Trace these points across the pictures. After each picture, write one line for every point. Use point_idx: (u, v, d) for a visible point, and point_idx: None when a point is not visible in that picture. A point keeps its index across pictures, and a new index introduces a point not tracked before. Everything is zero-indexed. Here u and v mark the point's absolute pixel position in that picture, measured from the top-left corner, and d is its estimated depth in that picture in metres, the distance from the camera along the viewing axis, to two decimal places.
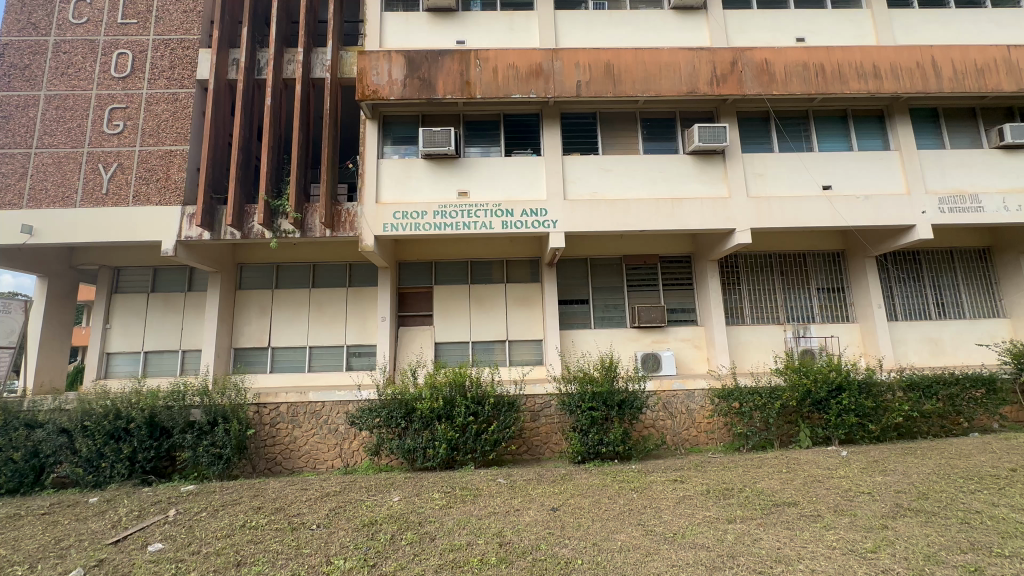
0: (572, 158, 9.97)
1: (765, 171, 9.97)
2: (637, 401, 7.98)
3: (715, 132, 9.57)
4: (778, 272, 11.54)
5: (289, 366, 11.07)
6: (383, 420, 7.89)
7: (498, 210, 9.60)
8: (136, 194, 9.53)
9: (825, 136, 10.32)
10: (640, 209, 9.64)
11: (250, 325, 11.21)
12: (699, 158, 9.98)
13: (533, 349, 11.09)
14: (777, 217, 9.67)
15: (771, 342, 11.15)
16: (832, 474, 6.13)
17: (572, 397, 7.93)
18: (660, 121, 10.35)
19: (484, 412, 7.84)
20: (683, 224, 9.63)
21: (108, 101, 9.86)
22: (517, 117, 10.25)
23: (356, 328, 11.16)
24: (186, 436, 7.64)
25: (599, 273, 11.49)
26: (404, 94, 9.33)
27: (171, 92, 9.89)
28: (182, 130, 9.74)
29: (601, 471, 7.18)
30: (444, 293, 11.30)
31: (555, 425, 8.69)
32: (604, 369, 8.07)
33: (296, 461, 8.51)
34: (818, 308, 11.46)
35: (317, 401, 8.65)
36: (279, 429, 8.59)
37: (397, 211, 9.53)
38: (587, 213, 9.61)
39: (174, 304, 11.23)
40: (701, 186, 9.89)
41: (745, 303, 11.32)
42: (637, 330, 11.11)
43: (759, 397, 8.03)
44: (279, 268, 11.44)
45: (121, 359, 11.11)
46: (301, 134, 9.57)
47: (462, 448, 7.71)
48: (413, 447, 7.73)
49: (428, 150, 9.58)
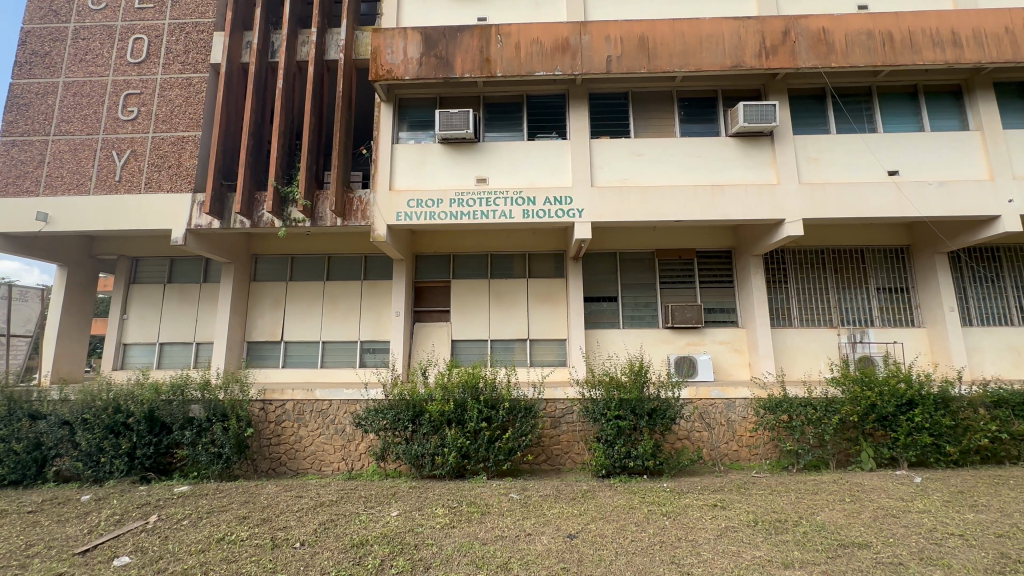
0: (601, 142, 9.14)
1: (821, 154, 8.86)
2: (671, 411, 7.11)
3: (763, 111, 8.56)
4: (831, 270, 10.37)
5: (301, 362, 10.68)
6: (390, 422, 7.31)
7: (519, 198, 8.87)
8: (148, 181, 9.29)
9: (890, 115, 9.10)
10: (677, 197, 8.71)
11: (264, 318, 10.88)
12: (743, 141, 8.97)
13: (555, 350, 10.31)
14: (834, 206, 8.55)
15: (823, 347, 9.99)
16: (909, 508, 5.10)
17: (596, 404, 7.16)
18: (700, 101, 9.37)
19: (498, 417, 7.12)
20: (725, 214, 8.64)
21: (124, 87, 9.67)
22: (542, 98, 9.49)
23: (370, 324, 10.67)
24: (185, 433, 7.24)
25: (628, 269, 10.60)
26: (420, 74, 8.72)
27: (184, 77, 9.61)
28: (195, 115, 9.45)
29: (627, 489, 6.35)
30: (462, 288, 10.67)
31: (578, 434, 7.88)
32: (634, 374, 7.20)
33: (301, 463, 8.03)
34: (877, 310, 10.23)
35: (323, 399, 8.18)
36: (284, 427, 8.15)
37: (412, 199, 8.93)
38: (617, 201, 8.75)
39: (189, 295, 11.03)
40: (746, 172, 8.87)
41: (793, 303, 10.21)
42: (669, 331, 10.18)
43: (813, 410, 7.02)
44: (293, 260, 11.09)
45: (137, 350, 10.99)
46: (313, 117, 9.10)
47: (473, 456, 7.03)
48: (421, 453, 7.11)
49: (444, 134, 8.94)
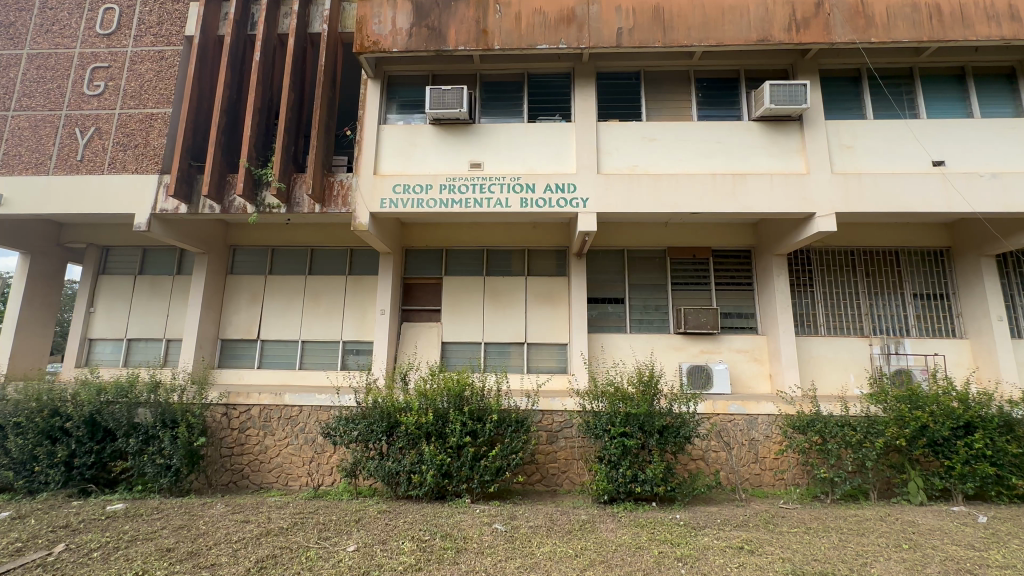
0: (609, 125, 8.23)
1: (856, 141, 7.90)
2: (685, 428, 6.15)
3: (792, 92, 7.63)
4: (862, 273, 9.39)
5: (278, 363, 9.81)
6: (362, 435, 6.39)
7: (517, 184, 7.97)
8: (112, 161, 8.49)
9: (934, 100, 8.13)
10: (694, 186, 7.77)
11: (240, 314, 10.04)
12: (768, 126, 8.04)
13: (555, 355, 9.36)
14: (871, 199, 7.58)
15: (852, 359, 8.99)
16: (988, 562, 4.08)
17: (598, 418, 6.24)
18: (720, 82, 8.43)
19: (485, 432, 6.19)
20: (747, 205, 7.68)
21: (91, 60, 8.92)
22: (544, 78, 8.61)
23: (354, 323, 9.79)
24: (129, 441, 6.37)
25: (637, 268, 9.65)
26: (409, 46, 7.85)
27: (156, 50, 8.84)
28: (166, 91, 8.66)
29: (634, 521, 5.39)
30: (455, 286, 9.77)
31: (576, 451, 6.92)
32: (643, 385, 6.24)
33: (265, 476, 7.15)
34: (913, 318, 9.23)
35: (292, 405, 7.29)
36: (248, 436, 7.26)
37: (397, 184, 8.06)
38: (626, 190, 7.82)
39: (161, 288, 10.23)
40: (771, 160, 7.93)
41: (819, 308, 9.23)
42: (682, 338, 9.20)
43: (853, 432, 6.01)
44: (274, 252, 10.26)
45: (103, 345, 10.19)
46: (292, 93, 8.27)
47: (455, 475, 6.10)
48: (396, 470, 6.20)
49: (436, 114, 8.08)
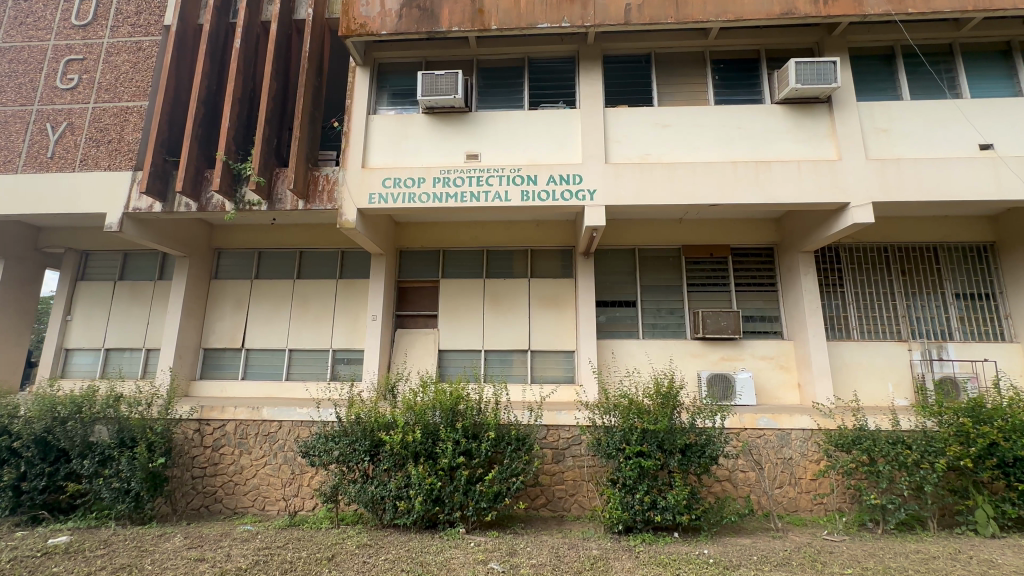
0: (617, 111, 7.54)
1: (892, 124, 7.15)
2: (711, 447, 5.36)
3: (820, 70, 6.90)
4: (897, 271, 8.56)
5: (264, 373, 9.14)
6: (342, 454, 5.67)
7: (517, 176, 7.28)
8: (84, 158, 7.92)
9: (978, 78, 7.35)
10: (713, 175, 7.03)
11: (224, 321, 9.40)
12: (793, 109, 7.31)
13: (561, 364, 8.61)
14: (912, 186, 6.79)
15: (890, 367, 8.15)
16: None
17: (611, 436, 5.47)
18: (738, 63, 7.72)
19: (481, 451, 5.43)
20: (772, 196, 6.93)
21: (65, 52, 8.41)
22: (547, 62, 7.96)
23: (344, 330, 9.11)
24: (83, 463, 5.68)
25: (649, 268, 8.89)
26: (398, 28, 7.23)
27: (133, 41, 8.31)
28: (141, 83, 8.10)
29: (654, 558, 4.58)
30: (453, 289, 9.07)
31: (586, 472, 6.13)
32: (660, 397, 5.45)
33: (240, 500, 6.44)
34: (955, 320, 8.37)
35: (270, 421, 6.57)
36: (222, 455, 6.57)
37: (388, 177, 7.40)
38: (638, 180, 7.10)
39: (142, 294, 9.65)
40: (798, 146, 7.19)
41: (851, 310, 8.41)
42: (700, 343, 8.41)
43: (908, 451, 5.17)
44: (260, 255, 9.63)
45: (80, 356, 9.59)
46: (274, 81, 7.67)
47: (446, 502, 5.35)
48: (380, 495, 5.46)
49: (428, 101, 7.44)
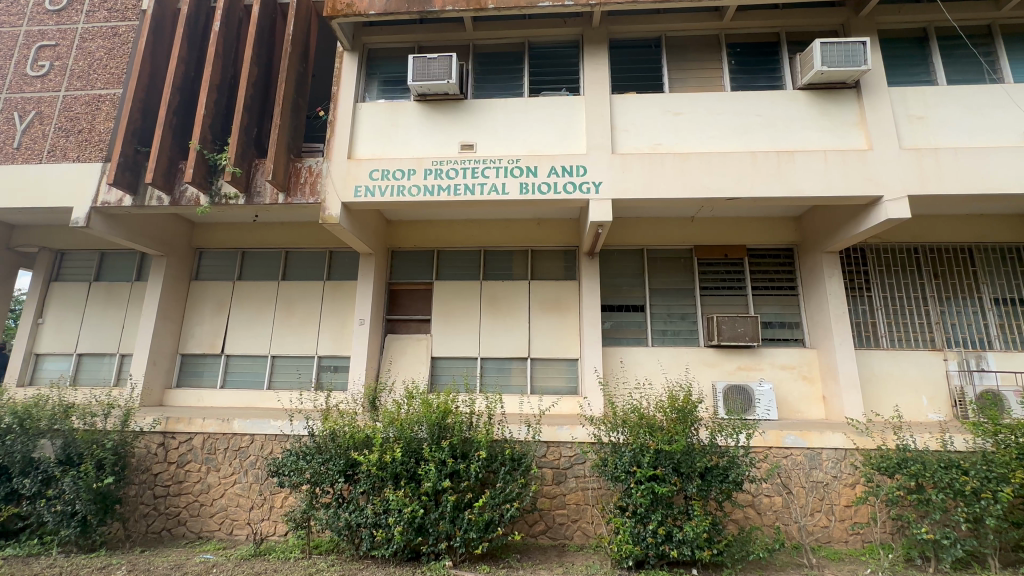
0: (625, 98, 6.94)
1: (927, 111, 6.51)
2: (735, 471, 4.67)
3: (848, 51, 6.28)
4: (929, 274, 7.87)
5: (243, 381, 8.51)
6: (315, 475, 5.01)
7: (516, 167, 6.67)
8: (52, 148, 7.38)
9: (1020, 61, 6.70)
10: (730, 166, 6.40)
11: (203, 325, 8.80)
12: (817, 95, 6.69)
13: (564, 373, 7.94)
14: (952, 178, 6.14)
15: (924, 379, 7.43)
16: None
17: (619, 456, 4.80)
18: (756, 46, 7.12)
19: (470, 473, 4.76)
20: (797, 189, 6.28)
21: (37, 38, 7.94)
22: (548, 47, 7.39)
23: (330, 336, 8.48)
24: (24, 482, 5.07)
25: (658, 270, 8.24)
26: (387, 8, 6.68)
27: (109, 26, 7.80)
28: (115, 70, 7.58)
29: None
30: (447, 292, 8.43)
31: (591, 496, 5.43)
32: (675, 412, 4.77)
33: (206, 523, 5.79)
34: (993, 328, 7.65)
35: (241, 435, 5.92)
36: (187, 473, 5.92)
37: (375, 168, 6.80)
38: (647, 171, 6.47)
39: (119, 296, 9.08)
40: (823, 135, 6.55)
41: (880, 316, 7.70)
42: (715, 352, 7.73)
43: (965, 477, 4.45)
44: (244, 255, 9.05)
45: (51, 361, 9.00)
46: (255, 66, 7.13)
47: (431, 531, 4.67)
48: (356, 522, 4.82)
49: (420, 87, 6.87)
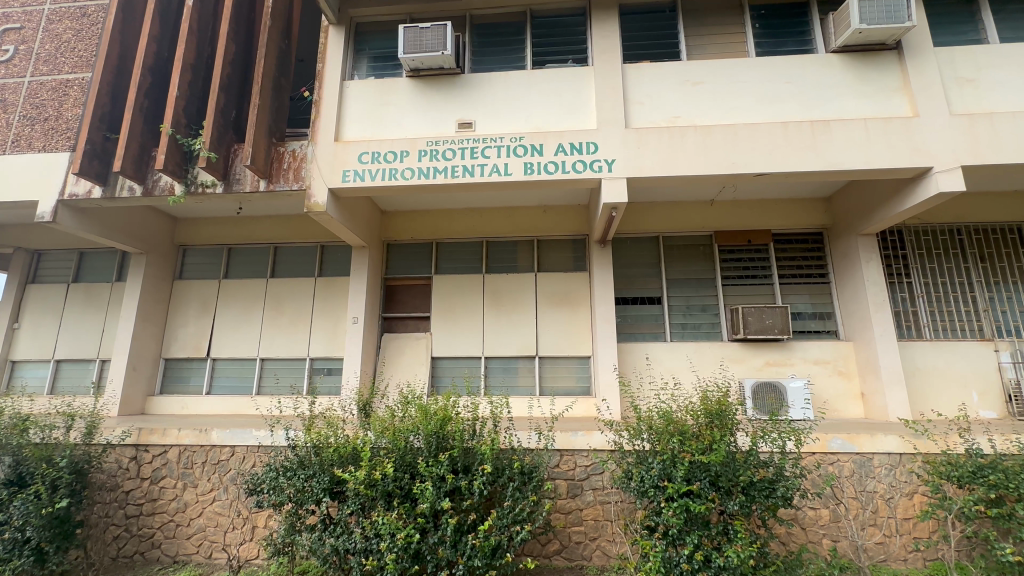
0: (638, 68, 6.29)
1: (978, 73, 5.81)
2: (781, 483, 4.03)
3: (890, 6, 5.59)
4: (975, 258, 7.15)
5: (231, 387, 7.93)
6: (297, 493, 4.39)
7: (519, 145, 6.02)
8: (16, 138, 6.82)
9: None
10: (759, 138, 5.72)
11: (188, 327, 8.22)
12: (853, 59, 6.01)
13: (575, 372, 7.30)
14: (1012, 146, 5.43)
15: (974, 372, 6.71)
16: None
17: (645, 468, 4.17)
18: (782, 8, 6.44)
19: (473, 489, 4.14)
20: (834, 161, 5.60)
21: (2, 22, 7.40)
22: (552, 16, 6.75)
23: (322, 336, 7.87)
24: None
25: (675, 259, 7.57)
26: None
27: (77, 6, 7.24)
28: (84, 52, 7.02)
29: None
30: (447, 286, 7.81)
31: (612, 511, 4.78)
32: (709, 417, 4.15)
33: (182, 546, 5.18)
34: None
35: (220, 447, 5.32)
36: (161, 490, 5.32)
37: (364, 151, 6.17)
38: (665, 146, 5.81)
39: (98, 298, 8.52)
40: (861, 103, 5.87)
41: (923, 305, 7.00)
42: (740, 346, 7.06)
43: None
44: (230, 252, 8.47)
45: (28, 369, 8.46)
46: (232, 42, 6.53)
47: (428, 559, 4.03)
48: (344, 548, 4.19)
49: (413, 60, 6.25)
